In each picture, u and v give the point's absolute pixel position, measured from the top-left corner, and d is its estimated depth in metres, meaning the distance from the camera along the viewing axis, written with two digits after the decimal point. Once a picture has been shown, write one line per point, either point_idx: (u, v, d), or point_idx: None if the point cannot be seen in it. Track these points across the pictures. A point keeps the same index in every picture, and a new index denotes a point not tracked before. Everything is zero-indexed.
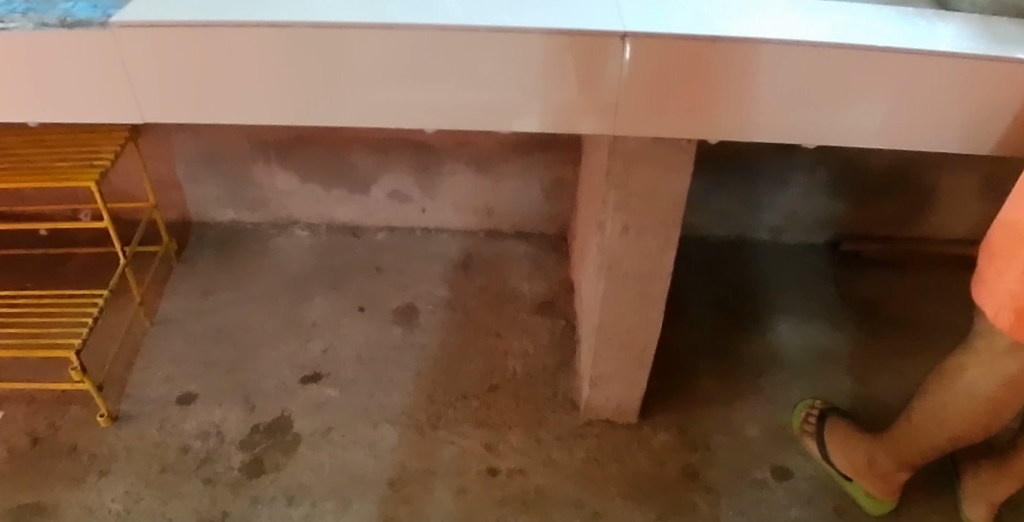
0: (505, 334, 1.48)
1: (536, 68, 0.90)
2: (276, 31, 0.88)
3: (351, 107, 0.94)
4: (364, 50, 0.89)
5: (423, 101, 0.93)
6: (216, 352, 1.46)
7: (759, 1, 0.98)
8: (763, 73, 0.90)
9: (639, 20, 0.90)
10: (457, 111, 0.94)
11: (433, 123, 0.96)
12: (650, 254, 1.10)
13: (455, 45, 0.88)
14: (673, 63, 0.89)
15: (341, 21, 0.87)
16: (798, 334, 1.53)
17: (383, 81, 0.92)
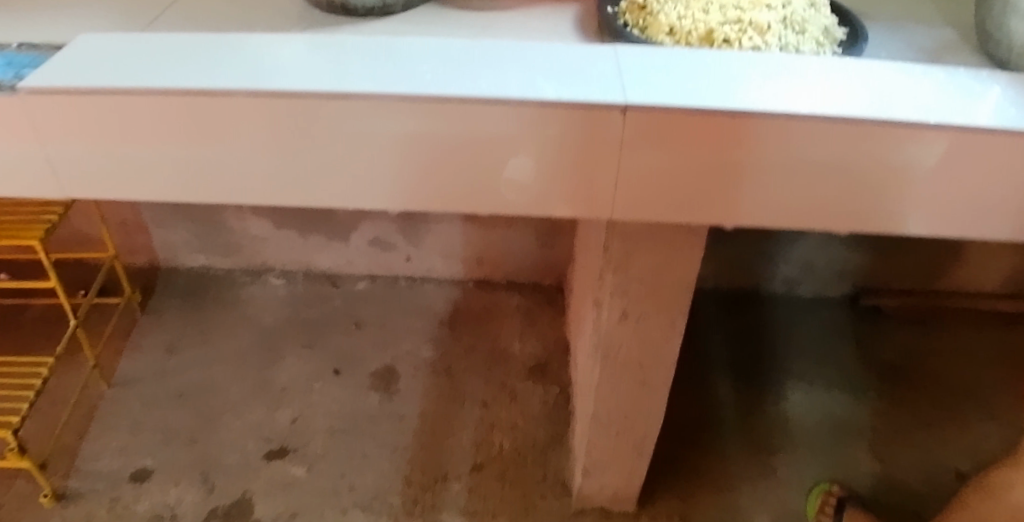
0: (492, 403, 1.35)
1: (517, 143, 0.76)
2: (210, 99, 0.75)
3: (303, 184, 0.81)
4: (312, 122, 0.76)
5: (387, 179, 0.79)
6: (176, 420, 1.34)
7: (781, 61, 0.84)
8: (785, 151, 0.76)
9: (642, 87, 0.76)
10: (426, 190, 0.80)
11: (399, 203, 0.82)
12: (652, 341, 0.97)
13: (420, 117, 0.75)
14: (679, 138, 0.75)
15: (289, 89, 0.74)
16: (814, 404, 1.39)
17: (338, 155, 0.78)
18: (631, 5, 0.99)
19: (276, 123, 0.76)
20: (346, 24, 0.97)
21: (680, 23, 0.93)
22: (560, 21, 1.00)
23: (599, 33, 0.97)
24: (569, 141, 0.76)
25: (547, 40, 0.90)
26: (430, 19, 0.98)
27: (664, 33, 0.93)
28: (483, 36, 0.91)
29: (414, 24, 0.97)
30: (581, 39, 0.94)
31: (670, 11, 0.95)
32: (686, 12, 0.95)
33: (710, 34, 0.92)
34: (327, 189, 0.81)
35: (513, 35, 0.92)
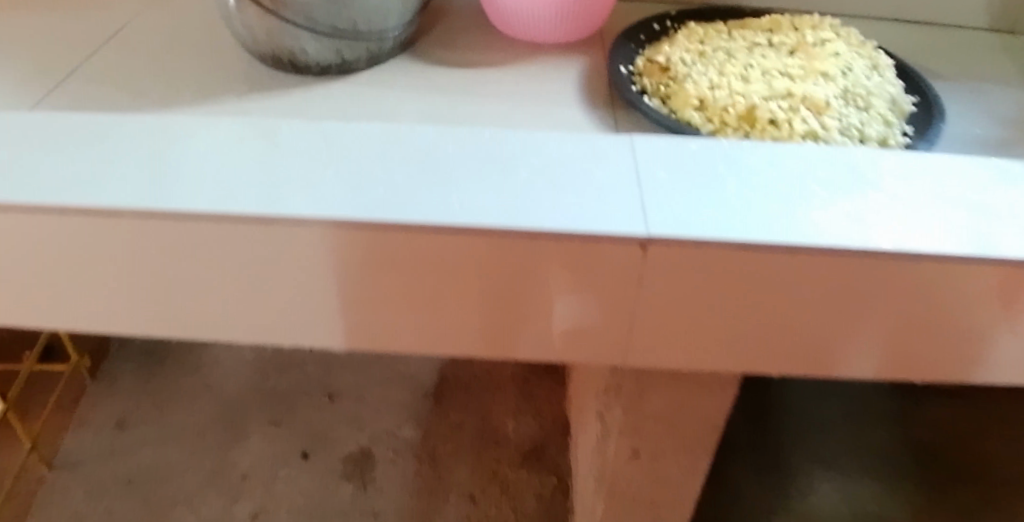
0: (481, 497, 1.18)
1: (494, 284, 0.58)
2: (89, 220, 0.56)
3: (226, 317, 0.62)
4: (224, 253, 0.57)
5: (335, 315, 0.61)
6: (121, 512, 1.16)
7: (844, 158, 0.66)
8: (848, 296, 0.58)
9: (668, 207, 0.58)
10: (387, 329, 0.62)
11: (349, 342, 0.63)
12: (668, 480, 0.82)
13: (369, 251, 0.56)
14: (708, 279, 0.57)
15: (197, 209, 0.56)
16: (844, 498, 1.22)
17: (269, 291, 0.60)
18: (648, 66, 0.81)
19: (177, 253, 0.58)
20: (295, 90, 0.79)
21: (713, 94, 0.75)
22: (561, 84, 0.82)
23: (609, 102, 0.80)
24: (562, 282, 0.58)
25: (539, 123, 0.72)
26: (400, 85, 0.81)
27: (692, 107, 0.75)
28: (460, 115, 0.74)
29: (378, 90, 0.79)
30: (585, 115, 0.76)
31: (698, 78, 0.77)
32: (719, 79, 0.77)
33: (751, 111, 0.73)
34: (255, 323, 0.62)
35: (497, 111, 0.74)
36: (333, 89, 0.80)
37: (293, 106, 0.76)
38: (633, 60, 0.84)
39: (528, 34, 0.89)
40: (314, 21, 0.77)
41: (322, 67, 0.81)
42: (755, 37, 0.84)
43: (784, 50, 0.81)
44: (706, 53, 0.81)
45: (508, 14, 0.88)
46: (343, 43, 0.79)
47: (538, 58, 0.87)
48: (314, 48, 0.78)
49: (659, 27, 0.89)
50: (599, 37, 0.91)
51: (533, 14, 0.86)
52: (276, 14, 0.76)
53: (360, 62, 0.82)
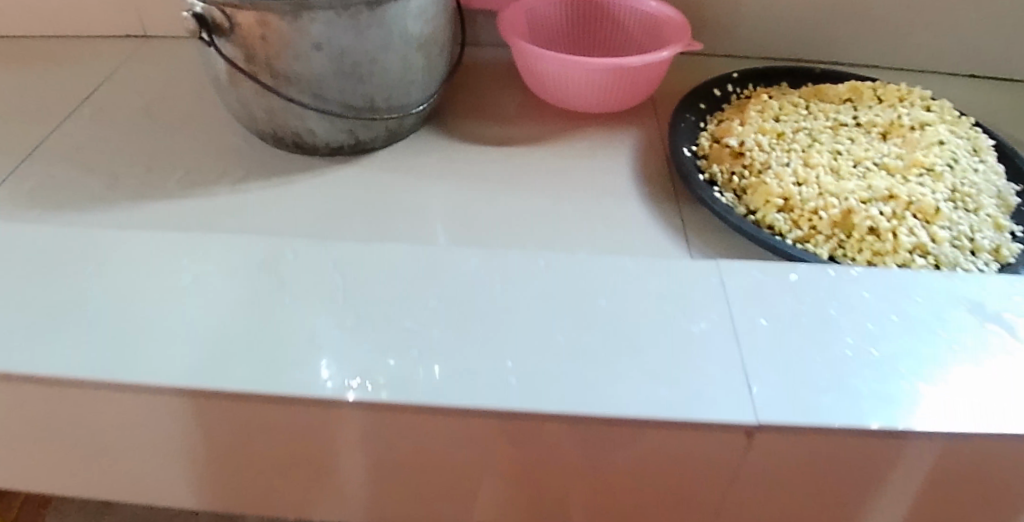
0: None
1: (540, 469, 0.47)
2: (40, 387, 0.45)
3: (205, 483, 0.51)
4: (209, 429, 0.46)
5: (330, 485, 0.50)
6: None
7: (975, 292, 0.55)
8: (976, 484, 0.47)
9: (770, 371, 0.47)
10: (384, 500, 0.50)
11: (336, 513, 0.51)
12: None
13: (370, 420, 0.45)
14: (806, 467, 0.46)
15: (175, 378, 0.44)
16: None
17: (252, 459, 0.48)
18: (716, 148, 0.70)
19: (152, 425, 0.47)
20: (299, 180, 0.67)
21: (801, 191, 0.64)
22: (613, 170, 0.70)
23: (670, 192, 0.68)
24: (618, 469, 0.46)
25: (587, 236, 0.61)
26: (422, 172, 0.69)
27: (775, 207, 0.64)
28: (493, 224, 0.62)
29: (396, 181, 0.67)
30: (643, 213, 0.65)
31: (780, 168, 0.66)
32: (805, 171, 0.66)
33: (848, 216, 0.62)
34: (233, 491, 0.51)
35: (535, 217, 0.63)
36: (344, 178, 0.68)
37: (296, 206, 0.64)
38: (696, 137, 0.73)
39: (569, 102, 0.76)
40: (322, 99, 0.65)
41: (329, 145, 0.68)
42: (840, 113, 0.73)
43: (875, 133, 0.70)
44: (785, 134, 0.70)
45: (544, 80, 0.75)
46: (355, 124, 0.67)
47: (585, 133, 0.75)
48: (322, 129, 0.67)
49: (719, 92, 0.80)
50: (651, 106, 0.79)
51: (573, 81, 0.74)
52: (277, 93, 0.64)
53: (377, 141, 0.70)
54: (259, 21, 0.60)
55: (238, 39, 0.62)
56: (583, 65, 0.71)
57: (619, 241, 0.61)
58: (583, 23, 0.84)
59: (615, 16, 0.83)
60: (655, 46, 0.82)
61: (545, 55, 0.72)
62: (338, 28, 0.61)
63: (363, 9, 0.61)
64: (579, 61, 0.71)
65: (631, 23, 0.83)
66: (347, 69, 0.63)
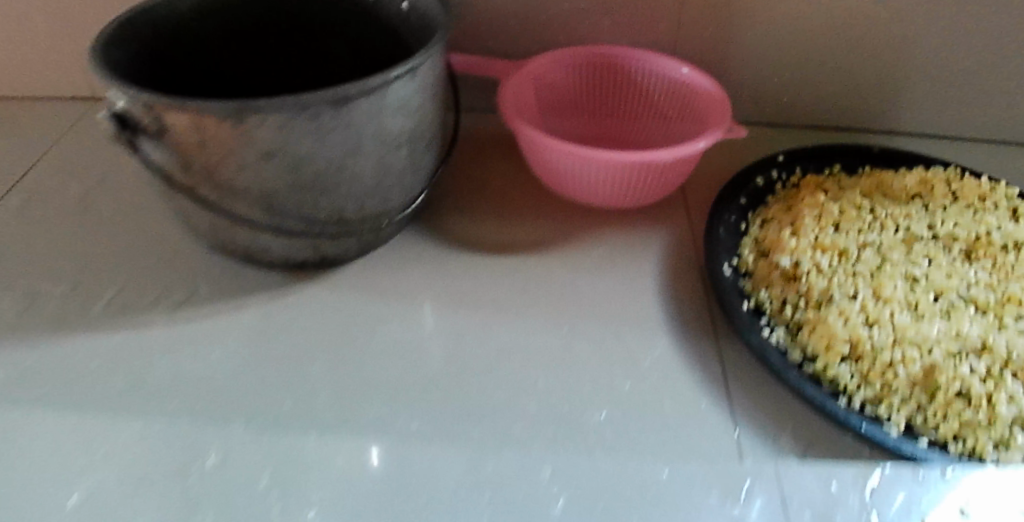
0: None
1: None
2: None
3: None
4: None
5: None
6: None
7: None
8: None
9: None
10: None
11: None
12: None
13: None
14: None
15: None
16: None
17: None
18: (763, 266, 0.58)
19: None
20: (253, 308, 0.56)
21: (873, 336, 0.51)
22: (636, 293, 0.58)
23: (703, 324, 0.56)
24: None
25: (592, 404, 0.50)
26: (401, 298, 0.57)
27: (839, 355, 0.51)
28: (478, 384, 0.51)
29: (369, 314, 0.56)
30: (669, 360, 0.53)
31: (844, 301, 0.54)
32: (877, 307, 0.53)
33: (930, 374, 0.49)
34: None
35: (529, 370, 0.52)
36: (307, 308, 0.56)
37: (248, 353, 0.53)
38: (737, 245, 0.61)
39: (581, 196, 0.64)
40: (276, 214, 0.52)
41: (288, 259, 0.56)
42: (911, 219, 0.60)
43: (957, 251, 0.57)
44: (849, 250, 0.57)
45: (552, 170, 0.63)
46: (318, 241, 0.55)
47: (603, 237, 0.63)
48: (279, 246, 0.55)
49: (763, 180, 0.67)
50: (681, 198, 0.67)
51: (588, 175, 0.61)
52: (223, 208, 0.52)
53: (348, 254, 0.58)
54: (194, 124, 0.48)
55: (171, 145, 0.49)
56: (602, 160, 0.58)
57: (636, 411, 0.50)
58: (601, 91, 0.74)
59: (640, 85, 0.72)
60: (684, 120, 0.72)
61: (556, 143, 0.59)
62: (294, 131, 0.48)
63: (325, 109, 0.48)
64: (598, 155, 0.58)
65: (657, 94, 0.72)
66: (307, 181, 0.51)
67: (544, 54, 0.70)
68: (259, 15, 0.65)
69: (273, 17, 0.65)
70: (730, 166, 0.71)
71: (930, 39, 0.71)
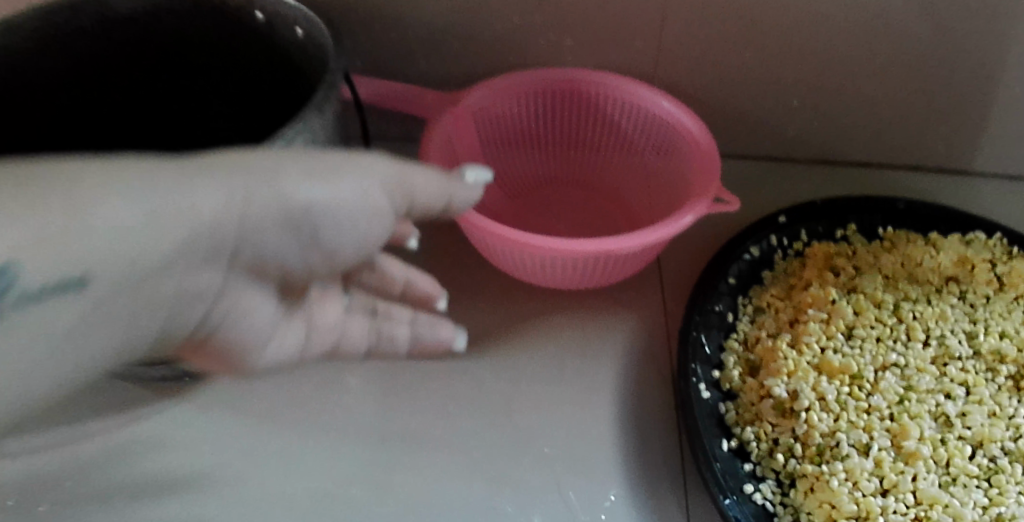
0: None
1: None
2: None
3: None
4: None
5: (88, 284, 0.27)
6: None
7: None
8: None
9: None
10: (149, 329, 0.31)
11: (40, 333, 0.27)
12: None
13: (200, 322, 0.34)
14: None
15: None
16: None
17: None
18: (753, 389, 0.46)
19: None
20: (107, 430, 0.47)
21: (888, 508, 0.39)
22: (581, 421, 0.47)
23: (664, 469, 0.45)
24: None
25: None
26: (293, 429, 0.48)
27: None
28: None
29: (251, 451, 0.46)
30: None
31: (852, 452, 0.41)
32: (896, 464, 0.40)
33: None
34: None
35: None
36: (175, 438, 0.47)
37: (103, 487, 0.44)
38: (717, 350, 0.49)
39: (531, 279, 0.52)
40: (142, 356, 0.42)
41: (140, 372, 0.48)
42: (947, 324, 0.46)
43: (1005, 378, 0.44)
44: (863, 375, 0.44)
45: (492, 249, 0.50)
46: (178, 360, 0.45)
47: (552, 333, 0.52)
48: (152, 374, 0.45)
49: (757, 252, 0.54)
50: (650, 275, 0.55)
51: (537, 260, 0.48)
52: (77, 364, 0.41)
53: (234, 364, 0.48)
54: None
55: None
56: (554, 250, 0.46)
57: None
58: (564, 122, 0.60)
59: (611, 118, 0.58)
60: (665, 166, 0.58)
61: (491, 225, 0.46)
62: None
63: None
64: (547, 245, 0.46)
65: (632, 129, 0.58)
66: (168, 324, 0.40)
67: (486, 83, 0.55)
68: (126, 51, 0.50)
69: (144, 51, 0.51)
70: (715, 228, 0.58)
71: (976, 68, 0.56)
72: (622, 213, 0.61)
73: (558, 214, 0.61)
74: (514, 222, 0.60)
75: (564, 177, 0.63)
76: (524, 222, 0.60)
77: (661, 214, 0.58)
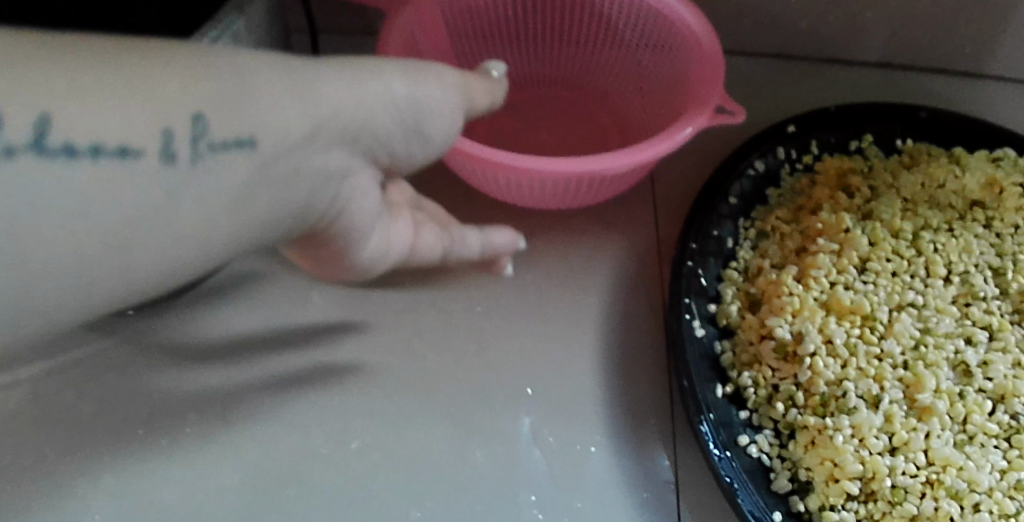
0: None
1: None
2: None
3: (21, 266, 0.21)
4: None
5: (257, 140, 0.25)
6: None
7: None
8: None
9: None
10: (287, 221, 0.28)
11: (214, 201, 0.24)
12: None
13: (323, 223, 0.30)
14: None
15: None
16: None
17: None
18: (752, 327, 0.41)
19: None
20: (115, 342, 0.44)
21: (897, 469, 0.36)
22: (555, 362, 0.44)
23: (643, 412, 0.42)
24: None
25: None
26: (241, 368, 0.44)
27: (845, 492, 0.36)
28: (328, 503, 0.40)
29: (265, 349, 0.45)
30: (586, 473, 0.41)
31: (860, 405, 0.38)
32: (908, 421, 0.37)
33: None
34: (149, 200, 0.23)
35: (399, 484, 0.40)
36: (111, 383, 0.44)
37: (146, 381, 0.44)
38: (713, 281, 0.44)
39: (526, 202, 0.47)
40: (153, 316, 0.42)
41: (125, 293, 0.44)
42: (971, 259, 0.42)
43: None
44: (876, 317, 0.40)
45: (473, 172, 0.44)
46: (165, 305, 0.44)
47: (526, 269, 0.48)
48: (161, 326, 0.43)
49: (762, 166, 0.48)
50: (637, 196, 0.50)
51: (528, 183, 0.43)
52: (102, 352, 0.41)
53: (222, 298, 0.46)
54: None
55: None
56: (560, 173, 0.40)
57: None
58: (545, 10, 0.52)
59: (598, 7, 0.50)
60: (659, 63, 0.50)
61: (473, 147, 0.40)
62: None
63: None
64: (547, 167, 0.40)
65: (623, 20, 0.50)
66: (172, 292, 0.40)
67: None
68: None
69: None
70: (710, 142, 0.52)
71: None
72: (614, 126, 0.54)
73: (543, 124, 0.55)
74: (494, 131, 0.54)
75: (551, 80, 0.56)
76: (504, 132, 0.54)
77: (654, 128, 0.52)
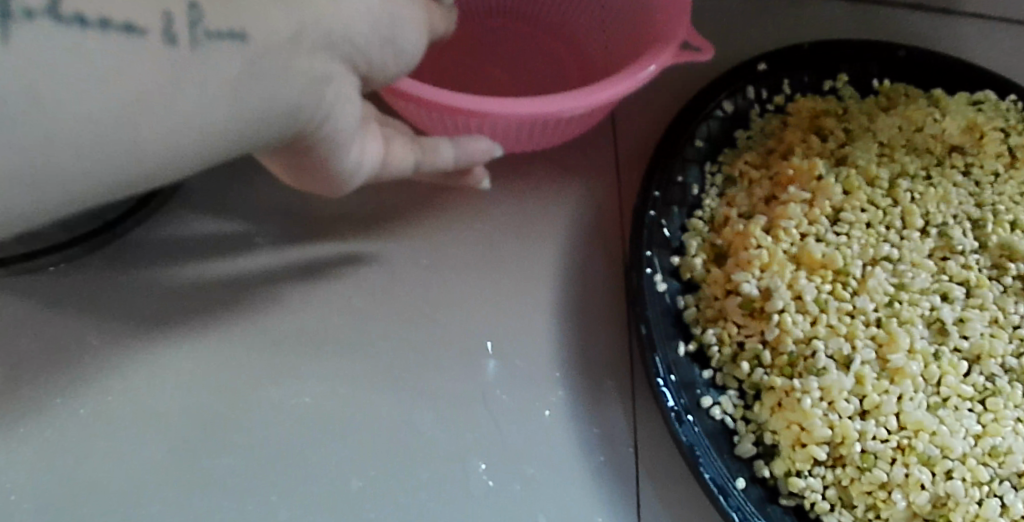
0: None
1: None
2: None
3: (33, 136, 0.21)
4: None
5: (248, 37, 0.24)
6: None
7: None
8: None
9: None
10: (273, 123, 0.26)
11: (212, 87, 0.24)
12: None
13: (312, 126, 0.28)
14: None
15: None
16: None
17: None
18: (718, 281, 0.38)
19: None
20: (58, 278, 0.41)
21: (867, 434, 0.34)
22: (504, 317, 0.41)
23: (593, 378, 0.40)
24: None
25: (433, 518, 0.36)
26: (168, 326, 0.40)
27: (812, 458, 0.34)
28: (257, 473, 0.37)
29: (219, 255, 0.42)
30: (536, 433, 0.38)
31: (830, 365, 0.35)
32: (880, 383, 0.35)
33: (940, 505, 0.33)
34: (149, 80, 0.22)
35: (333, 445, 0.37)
36: (23, 346, 0.39)
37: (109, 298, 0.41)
38: (677, 233, 0.41)
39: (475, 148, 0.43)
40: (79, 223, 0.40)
41: (68, 223, 0.40)
42: (949, 210, 0.40)
43: (1013, 279, 0.38)
44: (848, 271, 0.38)
45: (423, 117, 0.40)
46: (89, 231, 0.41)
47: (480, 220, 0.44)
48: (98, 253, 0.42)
49: (730, 107, 0.44)
50: (594, 144, 0.47)
51: (481, 127, 0.39)
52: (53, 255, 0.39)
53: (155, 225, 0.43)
54: None
55: None
56: (529, 116, 0.36)
57: (498, 516, 0.36)
58: None
59: None
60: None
61: (419, 88, 0.36)
62: None
63: None
64: (506, 109, 0.36)
65: None
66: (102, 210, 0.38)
67: None
68: None
69: None
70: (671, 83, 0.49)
71: None
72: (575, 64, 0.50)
73: (500, 60, 0.50)
74: (446, 65, 0.49)
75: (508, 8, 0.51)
76: (458, 65, 0.49)
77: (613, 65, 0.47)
